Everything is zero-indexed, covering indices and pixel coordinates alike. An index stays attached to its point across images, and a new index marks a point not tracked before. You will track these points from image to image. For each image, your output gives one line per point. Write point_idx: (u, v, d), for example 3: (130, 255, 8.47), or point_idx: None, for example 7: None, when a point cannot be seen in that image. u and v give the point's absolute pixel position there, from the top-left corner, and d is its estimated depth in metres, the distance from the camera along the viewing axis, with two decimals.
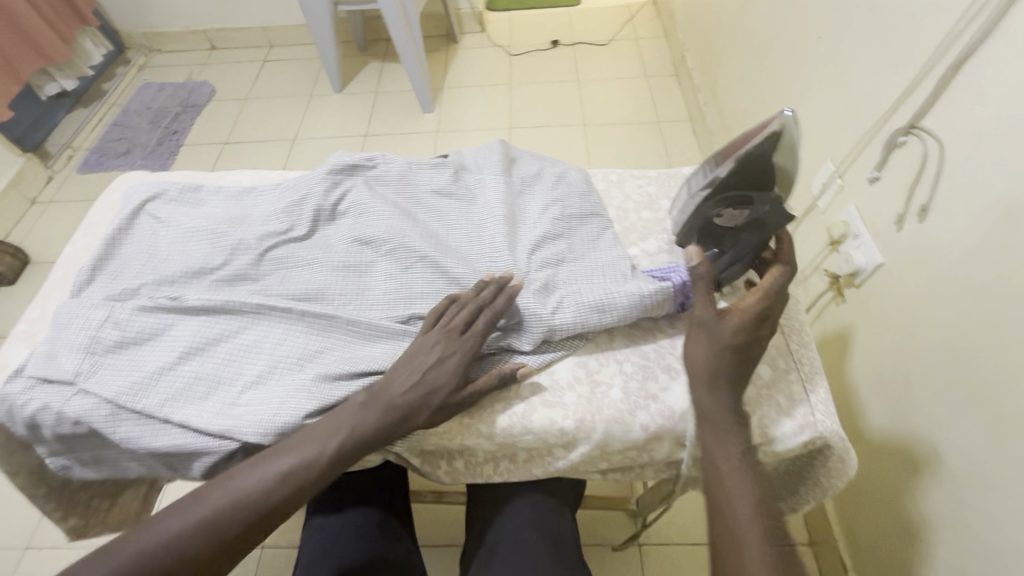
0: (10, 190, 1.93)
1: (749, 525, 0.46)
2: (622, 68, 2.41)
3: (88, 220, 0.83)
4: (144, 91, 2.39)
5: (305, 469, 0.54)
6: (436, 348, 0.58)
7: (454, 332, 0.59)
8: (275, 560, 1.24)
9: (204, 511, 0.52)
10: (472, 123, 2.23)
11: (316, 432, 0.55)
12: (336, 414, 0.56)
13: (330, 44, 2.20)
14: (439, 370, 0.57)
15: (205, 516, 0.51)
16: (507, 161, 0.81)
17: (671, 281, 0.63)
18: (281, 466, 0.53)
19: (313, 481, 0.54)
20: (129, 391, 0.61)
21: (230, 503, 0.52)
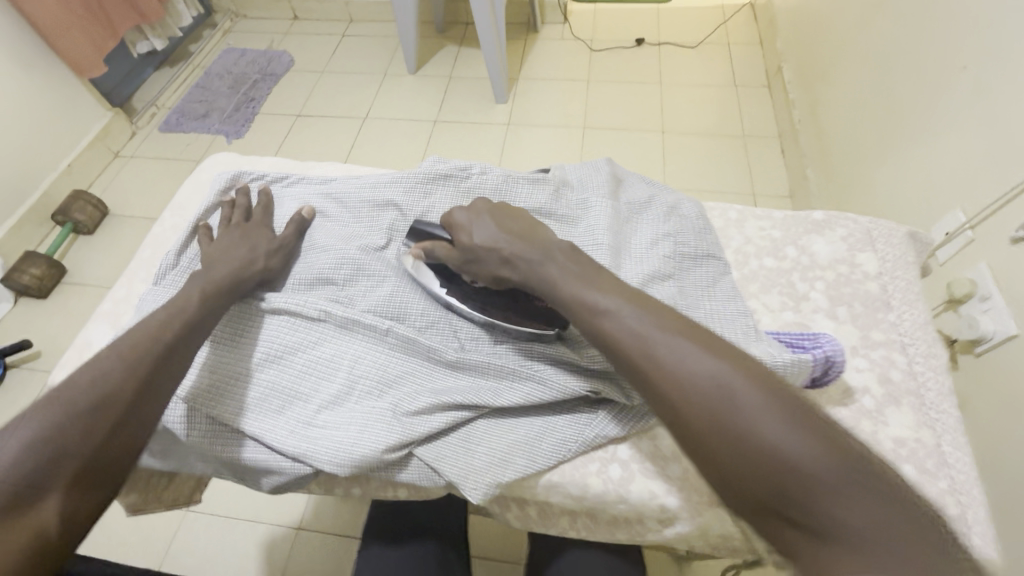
0: (97, 142, 1.98)
1: (763, 423, 0.38)
2: (710, 73, 2.27)
3: (178, 199, 0.83)
4: (226, 56, 2.42)
5: (109, 397, 0.49)
6: (235, 234, 0.70)
7: (237, 223, 0.72)
8: (311, 545, 1.23)
9: (32, 439, 0.45)
10: (545, 118, 2.15)
11: (103, 362, 0.50)
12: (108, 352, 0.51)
13: (411, 24, 2.16)
14: (250, 238, 0.70)
15: (33, 447, 0.45)
16: (613, 185, 0.75)
17: (813, 355, 0.52)
18: (66, 406, 0.47)
19: (134, 400, 0.50)
20: (206, 393, 0.60)
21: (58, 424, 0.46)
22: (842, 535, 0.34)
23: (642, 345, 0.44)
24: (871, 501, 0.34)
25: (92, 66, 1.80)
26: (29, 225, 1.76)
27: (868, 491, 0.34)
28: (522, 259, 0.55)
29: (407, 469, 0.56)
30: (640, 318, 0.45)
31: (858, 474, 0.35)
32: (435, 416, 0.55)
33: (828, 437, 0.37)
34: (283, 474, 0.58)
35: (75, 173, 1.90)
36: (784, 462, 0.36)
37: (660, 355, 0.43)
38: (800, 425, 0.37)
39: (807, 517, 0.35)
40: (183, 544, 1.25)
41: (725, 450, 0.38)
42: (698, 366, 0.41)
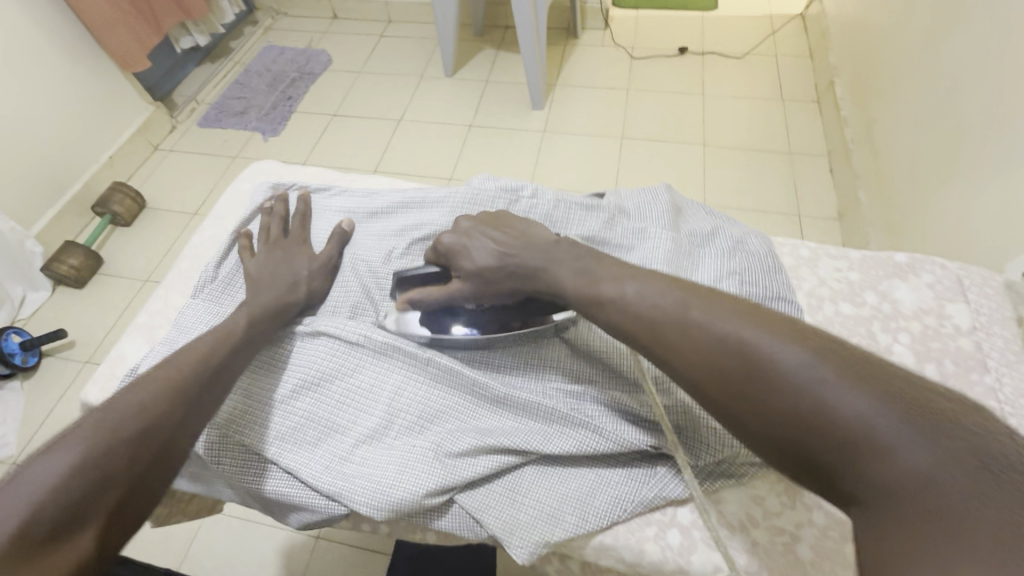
0: (138, 135, 2.00)
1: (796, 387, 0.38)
2: (755, 85, 2.18)
3: (218, 208, 0.81)
4: (266, 53, 2.44)
5: (146, 425, 0.48)
6: (275, 252, 0.68)
7: (276, 238, 0.70)
8: (328, 557, 1.20)
9: (81, 457, 0.44)
10: (582, 126, 2.10)
11: (139, 390, 0.50)
12: (145, 382, 0.51)
13: (451, 27, 2.13)
14: (288, 258, 0.67)
15: (80, 465, 0.44)
16: (673, 215, 0.71)
17: None
18: (110, 431, 0.46)
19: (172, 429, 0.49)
20: (239, 420, 0.58)
21: (107, 442, 0.46)
22: (906, 486, 0.34)
23: (661, 318, 0.45)
24: (938, 454, 0.33)
25: (137, 62, 1.82)
26: (70, 215, 1.78)
27: (938, 440, 0.34)
28: (526, 268, 0.53)
29: (446, 517, 0.52)
30: (670, 293, 0.46)
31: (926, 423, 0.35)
32: (480, 460, 0.51)
33: (889, 394, 0.36)
34: (314, 511, 0.55)
35: (116, 165, 1.92)
36: (835, 428, 0.36)
37: (686, 330, 0.43)
38: (856, 384, 0.37)
39: (868, 474, 0.35)
40: (202, 546, 1.23)
41: (770, 413, 0.39)
42: (731, 335, 0.41)
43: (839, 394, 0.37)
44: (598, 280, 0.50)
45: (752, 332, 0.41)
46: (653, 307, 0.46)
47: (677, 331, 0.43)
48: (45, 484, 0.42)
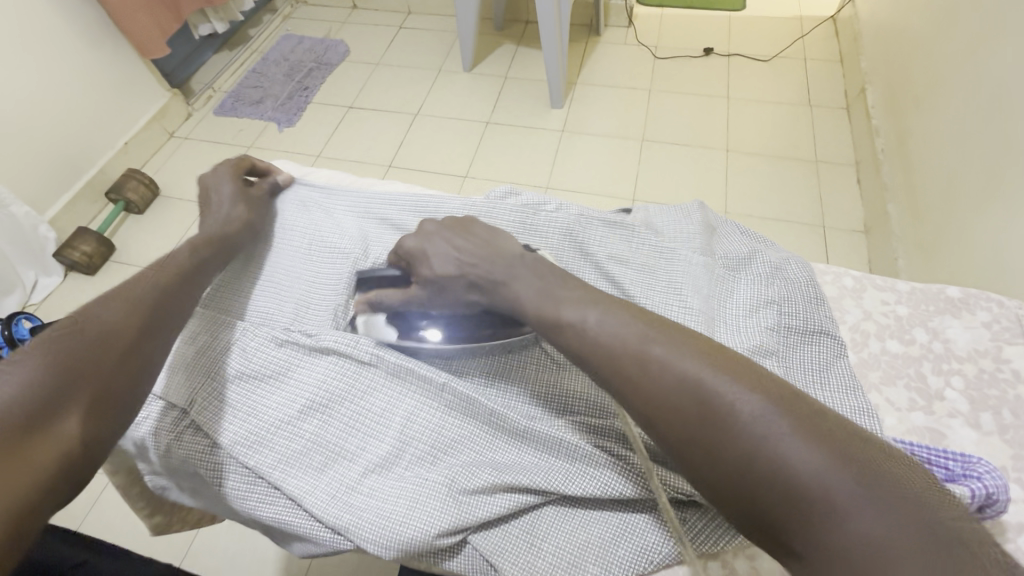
0: (154, 122, 1.98)
1: (756, 438, 0.37)
2: (783, 89, 2.11)
3: None
4: (284, 42, 2.41)
5: (106, 336, 0.49)
6: (219, 184, 0.73)
7: (227, 172, 0.74)
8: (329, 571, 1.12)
9: (54, 355, 0.45)
10: (602, 127, 2.05)
11: (90, 315, 0.50)
12: (97, 308, 0.51)
13: (471, 21, 2.08)
14: (230, 190, 0.72)
15: (55, 361, 0.45)
16: (705, 235, 0.67)
17: (972, 488, 0.45)
18: (73, 340, 0.47)
19: (135, 341, 0.51)
20: (243, 442, 0.55)
21: (77, 344, 0.47)
22: (858, 559, 0.32)
23: (625, 345, 0.43)
24: (897, 524, 0.33)
25: (155, 49, 1.81)
26: (83, 201, 1.76)
27: (891, 510, 0.33)
28: (487, 280, 0.53)
29: (459, 558, 0.49)
30: (636, 323, 0.45)
31: (883, 489, 0.34)
32: (497, 500, 0.49)
33: (849, 454, 0.36)
34: (320, 544, 0.52)
35: (131, 152, 1.90)
36: (791, 482, 0.35)
37: (653, 361, 0.42)
38: (812, 441, 0.36)
39: (818, 537, 0.34)
40: (204, 541, 1.16)
41: (725, 462, 0.38)
42: (694, 373, 0.40)
43: (793, 447, 0.36)
44: (591, 304, 0.47)
45: (710, 376, 0.40)
46: (616, 335, 0.44)
47: (636, 374, 0.42)
48: (19, 381, 0.42)
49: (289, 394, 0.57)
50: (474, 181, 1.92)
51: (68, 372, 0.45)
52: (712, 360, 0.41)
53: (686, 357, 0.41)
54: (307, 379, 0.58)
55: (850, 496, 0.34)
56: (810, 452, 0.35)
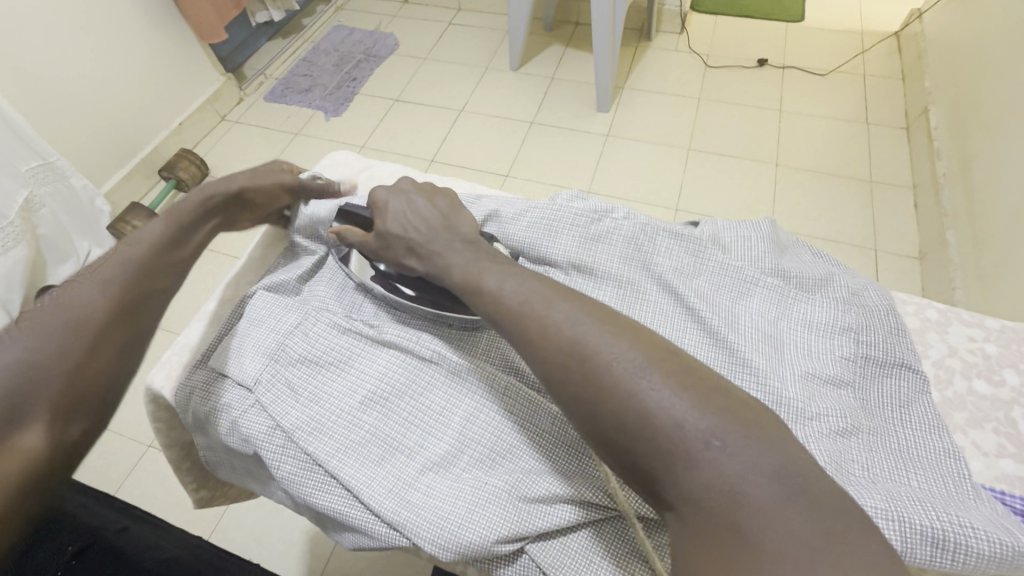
0: (207, 104, 2.03)
1: (631, 392, 0.39)
2: (840, 104, 2.03)
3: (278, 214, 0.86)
4: (335, 32, 2.45)
5: (78, 331, 0.49)
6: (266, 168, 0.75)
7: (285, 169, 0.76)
8: (352, 565, 1.11)
9: (14, 354, 0.45)
10: (647, 133, 2.01)
11: (64, 305, 0.51)
12: (75, 300, 0.52)
13: (522, 20, 2.06)
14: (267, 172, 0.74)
15: (16, 363, 0.45)
16: (775, 253, 0.66)
17: None
18: (48, 337, 0.48)
19: (105, 333, 0.51)
20: (304, 428, 0.55)
21: (43, 341, 0.47)
22: (714, 503, 0.35)
23: (527, 308, 0.46)
24: (765, 471, 0.35)
25: (213, 33, 1.86)
26: (137, 177, 1.81)
27: (750, 448, 0.36)
28: (427, 251, 0.58)
29: (515, 567, 0.49)
30: (539, 290, 0.48)
31: (743, 430, 0.37)
32: (556, 511, 0.48)
33: (720, 399, 0.38)
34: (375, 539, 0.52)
35: (184, 132, 1.95)
36: (671, 439, 0.37)
37: (554, 320, 0.44)
38: (680, 389, 0.39)
39: (685, 489, 0.37)
40: (233, 517, 1.18)
41: (607, 420, 0.40)
42: (577, 335, 0.43)
43: (659, 403, 0.38)
44: (508, 274, 0.51)
45: (595, 336, 0.42)
46: (524, 305, 0.47)
47: (534, 336, 0.45)
48: None
49: (349, 383, 0.58)
50: (515, 181, 1.92)
51: (33, 374, 0.45)
52: (600, 319, 0.44)
53: (583, 319, 0.44)
54: (368, 370, 0.58)
55: (710, 440, 0.37)
56: (687, 408, 0.38)
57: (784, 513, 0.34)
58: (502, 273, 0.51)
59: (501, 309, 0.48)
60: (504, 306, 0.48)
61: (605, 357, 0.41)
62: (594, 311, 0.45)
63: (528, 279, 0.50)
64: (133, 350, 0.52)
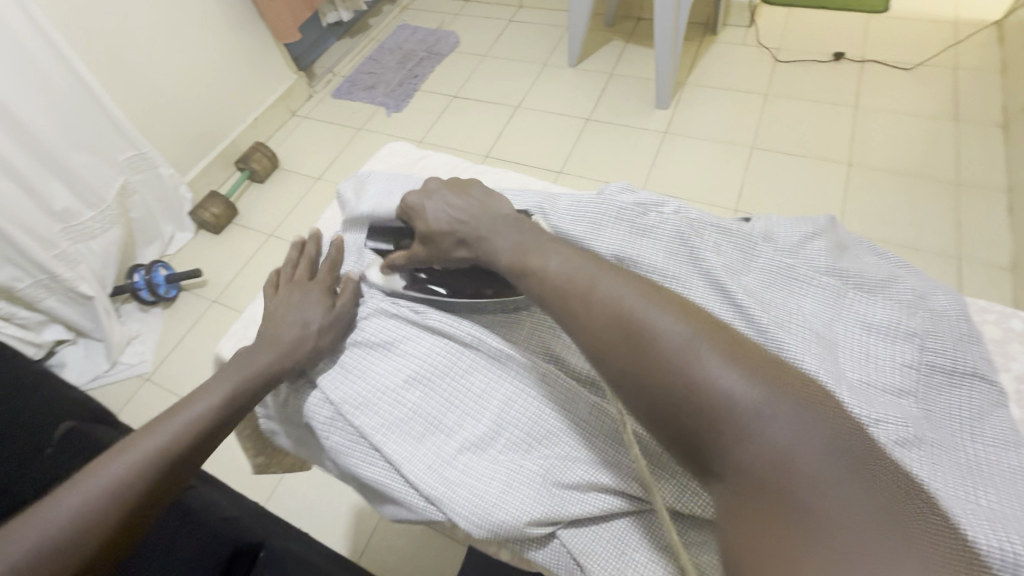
0: (280, 101, 2.16)
1: (680, 362, 0.39)
2: (925, 100, 1.88)
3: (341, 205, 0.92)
4: (400, 31, 2.53)
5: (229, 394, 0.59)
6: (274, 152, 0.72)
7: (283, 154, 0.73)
8: (395, 543, 1.15)
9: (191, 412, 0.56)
10: (707, 130, 1.95)
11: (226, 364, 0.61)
12: (149, 425, 0.55)
13: (582, 15, 2.05)
14: None
15: (187, 420, 0.56)
16: (835, 252, 0.62)
17: None
18: (127, 458, 0.51)
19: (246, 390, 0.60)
20: (352, 402, 0.58)
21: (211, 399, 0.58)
22: (760, 469, 0.35)
23: (576, 278, 0.47)
24: (815, 440, 0.34)
25: (287, 33, 1.97)
26: (216, 168, 1.96)
27: (797, 414, 0.36)
28: (470, 228, 0.59)
29: (546, 550, 0.50)
30: (586, 265, 0.48)
31: (791, 399, 0.36)
32: (588, 500, 0.49)
33: (768, 370, 0.38)
34: (414, 511, 0.55)
35: (258, 126, 2.09)
36: (717, 406, 0.37)
37: (606, 290, 0.45)
38: (727, 358, 0.38)
39: (731, 457, 0.36)
40: (288, 487, 1.26)
41: (655, 387, 0.40)
42: (626, 306, 0.43)
43: (705, 369, 0.38)
44: (553, 254, 0.51)
45: (643, 306, 0.43)
46: (571, 275, 0.48)
47: (584, 305, 0.45)
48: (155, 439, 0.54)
49: (394, 362, 0.61)
50: (568, 177, 1.91)
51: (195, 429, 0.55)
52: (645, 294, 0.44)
53: (630, 291, 0.44)
54: (412, 351, 0.61)
55: (759, 407, 0.36)
56: (733, 375, 0.37)
57: (836, 482, 0.33)
58: (549, 253, 0.51)
59: (553, 285, 0.48)
60: (553, 284, 0.48)
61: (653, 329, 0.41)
62: (638, 287, 0.45)
63: (570, 263, 0.49)
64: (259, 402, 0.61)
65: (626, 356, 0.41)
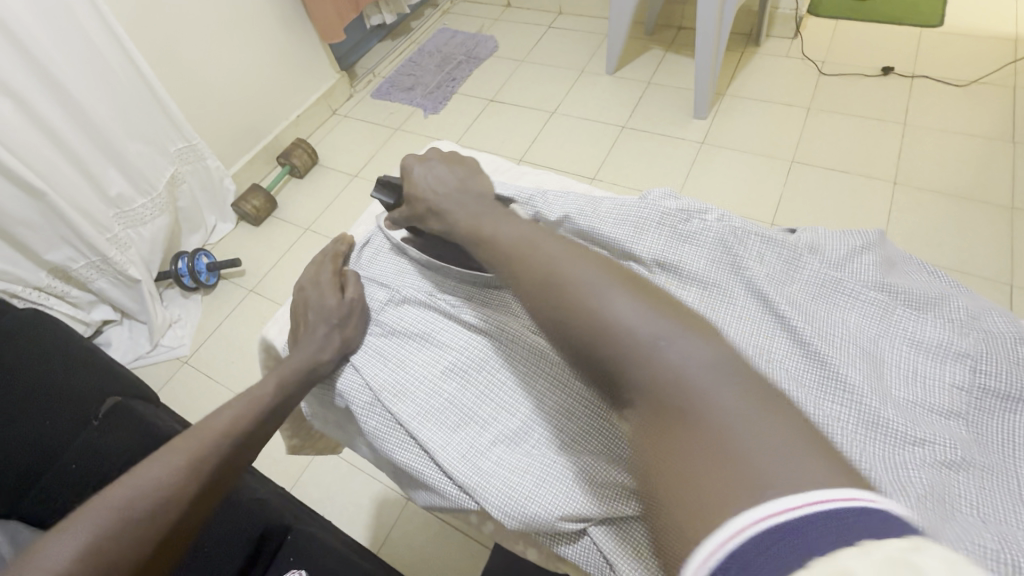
0: (323, 99, 2.23)
1: (592, 308, 0.42)
2: (978, 118, 1.81)
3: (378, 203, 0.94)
4: (440, 35, 2.58)
5: (272, 396, 0.60)
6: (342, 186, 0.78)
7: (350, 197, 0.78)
8: (414, 538, 1.16)
9: (234, 413, 0.57)
10: (745, 142, 1.92)
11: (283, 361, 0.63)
12: (197, 424, 0.56)
13: (623, 24, 2.05)
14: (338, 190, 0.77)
15: (233, 421, 0.57)
16: (885, 266, 0.61)
17: None
18: (176, 456, 0.52)
19: (294, 389, 0.62)
20: (389, 389, 0.60)
21: (253, 404, 0.59)
22: (658, 391, 0.37)
23: (514, 238, 0.51)
24: (702, 367, 0.37)
25: (332, 34, 2.03)
26: (259, 162, 2.03)
27: (689, 344, 0.38)
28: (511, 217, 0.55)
29: (576, 546, 0.51)
30: (521, 230, 0.52)
31: (688, 332, 0.39)
32: (618, 498, 0.49)
33: (664, 308, 0.41)
34: (447, 499, 0.56)
35: (301, 123, 2.15)
36: (617, 342, 0.40)
37: (539, 247, 0.49)
38: (633, 300, 0.42)
39: (635, 385, 0.39)
40: (313, 475, 1.29)
41: (570, 329, 0.43)
42: (552, 261, 0.46)
43: (611, 309, 0.41)
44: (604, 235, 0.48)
45: (565, 258, 0.46)
46: (515, 237, 0.51)
47: (517, 259, 0.49)
48: (203, 438, 0.54)
49: (431, 352, 0.62)
50: (601, 183, 1.91)
51: (237, 431, 0.56)
52: (568, 251, 0.47)
53: (554, 246, 0.48)
54: (449, 342, 0.62)
55: (657, 339, 0.39)
56: (634, 314, 0.41)
57: (721, 391, 0.36)
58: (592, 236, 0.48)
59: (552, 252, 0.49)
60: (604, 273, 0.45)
61: (567, 276, 0.44)
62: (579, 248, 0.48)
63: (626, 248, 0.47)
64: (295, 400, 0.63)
65: (548, 297, 0.44)
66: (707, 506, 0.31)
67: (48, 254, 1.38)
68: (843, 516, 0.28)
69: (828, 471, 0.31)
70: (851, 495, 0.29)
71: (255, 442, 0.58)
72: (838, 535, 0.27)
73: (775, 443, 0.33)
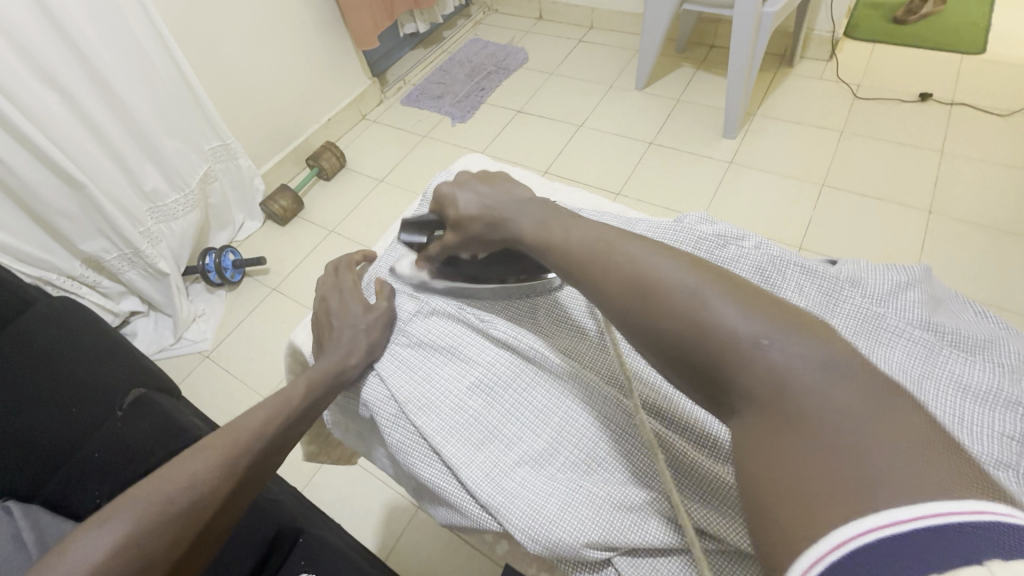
0: (353, 104, 2.26)
1: (688, 310, 0.41)
2: (1020, 149, 1.76)
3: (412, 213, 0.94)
4: (471, 45, 2.60)
5: (300, 402, 0.60)
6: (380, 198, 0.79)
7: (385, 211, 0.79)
8: (422, 547, 1.16)
9: (264, 417, 0.58)
10: (774, 164, 1.89)
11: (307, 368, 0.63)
12: (233, 422, 0.56)
13: (655, 41, 2.04)
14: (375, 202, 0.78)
15: (263, 426, 0.57)
16: (930, 305, 0.59)
17: None
18: (212, 456, 0.52)
19: (321, 394, 0.62)
20: (413, 403, 0.60)
21: (282, 409, 0.59)
22: (767, 393, 0.37)
23: (598, 243, 0.50)
24: (818, 371, 0.36)
25: (366, 41, 2.07)
26: (288, 164, 2.06)
27: (800, 342, 0.37)
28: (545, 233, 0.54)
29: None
30: (606, 235, 0.50)
31: (793, 330, 0.38)
32: (645, 529, 0.48)
33: (770, 307, 0.40)
34: (468, 519, 0.55)
35: (331, 126, 2.19)
36: (719, 341, 0.39)
37: (624, 248, 0.48)
38: (736, 298, 0.40)
39: (740, 383, 0.38)
40: (325, 477, 1.29)
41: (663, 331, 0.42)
42: (641, 264, 0.45)
43: (711, 308, 0.40)
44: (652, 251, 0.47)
45: (654, 259, 0.45)
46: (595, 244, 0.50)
47: (600, 264, 0.48)
48: (233, 440, 0.55)
49: (457, 367, 0.62)
50: (625, 199, 1.90)
51: (265, 437, 0.57)
52: (648, 250, 0.47)
53: (644, 248, 0.47)
54: (476, 358, 0.62)
55: (759, 339, 0.38)
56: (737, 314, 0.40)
57: (836, 391, 0.35)
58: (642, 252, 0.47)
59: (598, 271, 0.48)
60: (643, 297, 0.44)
61: (651, 276, 0.44)
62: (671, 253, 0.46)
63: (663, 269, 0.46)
64: (321, 407, 0.63)
65: (639, 297, 0.44)
66: (820, 513, 0.32)
67: (83, 245, 1.41)
68: (958, 536, 0.27)
69: (953, 478, 0.30)
70: (974, 509, 0.28)
71: (281, 447, 0.59)
72: (960, 557, 0.27)
73: (894, 443, 0.32)
